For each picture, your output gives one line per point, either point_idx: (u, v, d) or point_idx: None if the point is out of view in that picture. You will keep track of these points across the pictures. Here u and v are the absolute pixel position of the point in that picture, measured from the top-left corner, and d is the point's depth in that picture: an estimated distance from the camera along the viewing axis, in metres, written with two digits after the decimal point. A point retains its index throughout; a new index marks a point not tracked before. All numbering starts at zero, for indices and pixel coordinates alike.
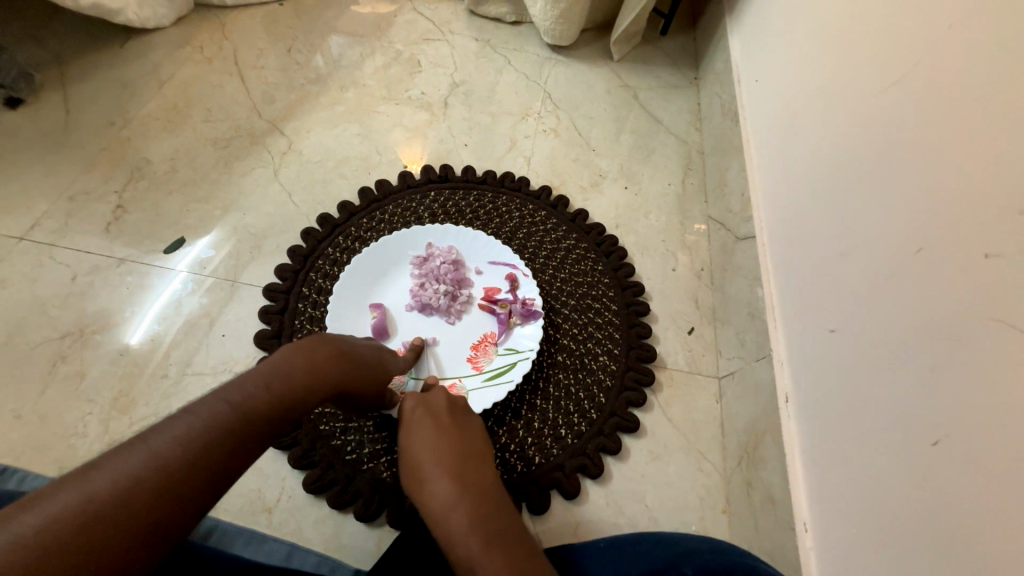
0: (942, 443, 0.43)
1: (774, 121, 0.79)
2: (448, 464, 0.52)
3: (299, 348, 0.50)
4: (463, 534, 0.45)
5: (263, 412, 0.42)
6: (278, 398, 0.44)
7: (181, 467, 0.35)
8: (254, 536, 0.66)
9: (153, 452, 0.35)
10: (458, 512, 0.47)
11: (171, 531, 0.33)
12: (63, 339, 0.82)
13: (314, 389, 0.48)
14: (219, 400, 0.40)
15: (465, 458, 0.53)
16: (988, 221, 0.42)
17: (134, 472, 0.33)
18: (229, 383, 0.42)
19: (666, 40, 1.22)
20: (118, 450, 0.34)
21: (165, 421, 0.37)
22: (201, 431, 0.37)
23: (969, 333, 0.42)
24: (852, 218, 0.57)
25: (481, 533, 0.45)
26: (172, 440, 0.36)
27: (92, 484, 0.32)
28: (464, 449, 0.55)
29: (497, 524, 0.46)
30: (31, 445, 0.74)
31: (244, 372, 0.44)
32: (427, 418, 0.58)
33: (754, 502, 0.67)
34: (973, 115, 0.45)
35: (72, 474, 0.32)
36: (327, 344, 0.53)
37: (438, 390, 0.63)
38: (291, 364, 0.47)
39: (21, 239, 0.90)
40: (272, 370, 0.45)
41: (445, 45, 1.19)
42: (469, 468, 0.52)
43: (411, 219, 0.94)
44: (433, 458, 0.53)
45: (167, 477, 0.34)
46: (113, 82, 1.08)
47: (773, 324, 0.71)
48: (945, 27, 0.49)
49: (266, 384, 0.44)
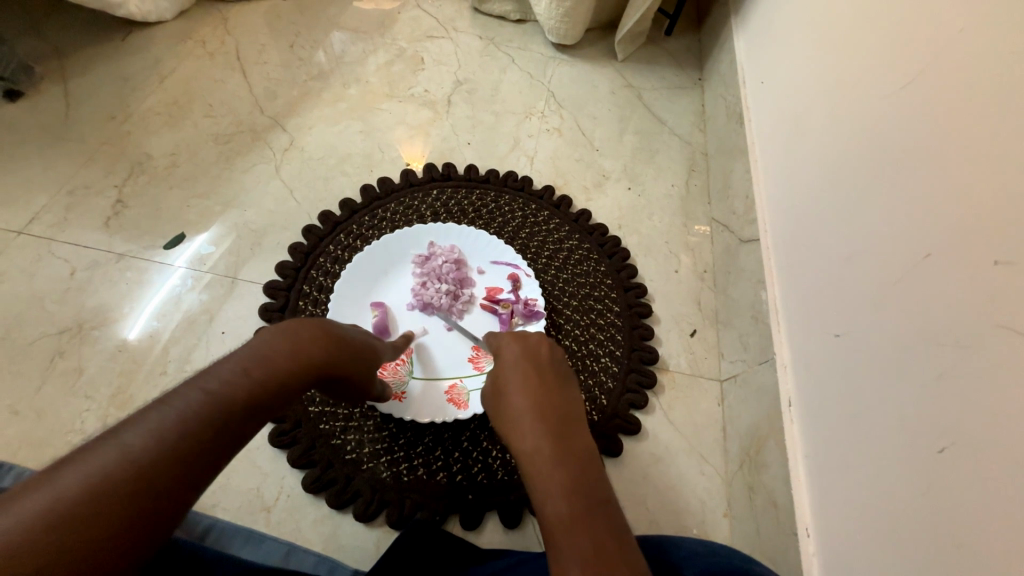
0: (948, 451, 0.42)
1: (780, 124, 0.79)
2: (547, 419, 0.48)
3: (280, 330, 0.47)
4: (555, 493, 0.42)
5: (242, 399, 0.40)
6: (259, 383, 0.42)
7: (156, 460, 0.33)
8: (251, 537, 0.66)
9: (125, 448, 0.33)
10: (551, 467, 0.44)
11: (153, 527, 0.32)
12: (61, 334, 0.82)
13: (299, 373, 0.46)
14: (197, 390, 0.38)
15: (566, 416, 0.49)
16: (1000, 227, 0.42)
17: (105, 468, 0.32)
18: (208, 371, 0.40)
19: (671, 40, 1.22)
20: (90, 446, 0.33)
21: (140, 414, 0.35)
22: (175, 423, 0.35)
23: (975, 341, 0.42)
24: (858, 222, 0.57)
25: (575, 496, 0.41)
26: (145, 434, 0.34)
27: (62, 482, 0.31)
28: (565, 406, 0.51)
29: (594, 490, 0.42)
30: (28, 441, 0.73)
31: (223, 360, 0.42)
32: (530, 369, 0.55)
33: (756, 507, 0.67)
34: (985, 120, 0.44)
35: (44, 471, 0.31)
36: (309, 326, 0.50)
37: (539, 340, 0.61)
38: (274, 348, 0.45)
39: (20, 233, 0.89)
40: (253, 356, 0.43)
41: (449, 43, 1.18)
42: (571, 427, 0.48)
43: (413, 217, 0.93)
44: (531, 411, 0.50)
45: (142, 472, 0.33)
46: (114, 75, 1.07)
47: (777, 328, 0.70)
48: (958, 29, 0.48)
49: (245, 372, 0.41)
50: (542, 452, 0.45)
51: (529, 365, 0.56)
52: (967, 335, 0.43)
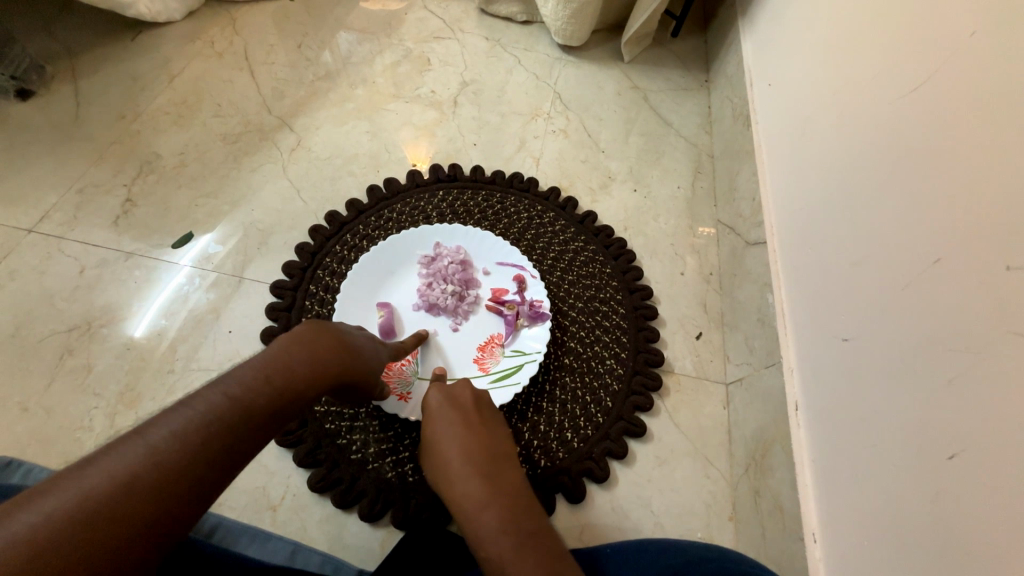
0: (958, 457, 0.42)
1: (788, 125, 0.78)
2: (478, 463, 0.53)
3: (298, 337, 0.49)
4: (491, 532, 0.46)
5: (263, 405, 0.41)
6: (279, 390, 0.43)
7: (180, 461, 0.34)
8: (258, 535, 0.66)
9: (151, 447, 0.34)
10: (485, 507, 0.48)
11: (173, 528, 0.33)
12: (71, 331, 0.82)
13: (314, 380, 0.47)
14: (217, 393, 0.39)
15: (493, 456, 0.54)
16: (1011, 233, 0.41)
17: (131, 467, 0.32)
18: (229, 375, 0.41)
19: (677, 42, 1.22)
20: (115, 444, 0.34)
21: (163, 414, 0.36)
22: (199, 425, 0.36)
23: (987, 346, 0.42)
24: (866, 227, 0.57)
25: (511, 534, 0.45)
26: (170, 434, 0.35)
27: (88, 480, 0.31)
28: (496, 452, 0.55)
29: (527, 526, 0.46)
30: (37, 438, 0.74)
31: (244, 364, 0.43)
32: (456, 414, 0.59)
33: (762, 511, 0.67)
34: (996, 125, 0.44)
35: (67, 469, 0.32)
36: (326, 333, 0.52)
37: (463, 388, 0.63)
38: (293, 356, 0.46)
39: (30, 231, 0.90)
40: (272, 362, 0.44)
41: (456, 43, 1.19)
42: (501, 468, 0.53)
43: (419, 217, 0.93)
44: (460, 457, 0.53)
45: (167, 472, 0.33)
46: (124, 75, 1.08)
47: (784, 332, 0.70)
48: (970, 32, 0.48)
49: (266, 377, 0.43)
50: (474, 496, 0.49)
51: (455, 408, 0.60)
52: (978, 342, 0.43)
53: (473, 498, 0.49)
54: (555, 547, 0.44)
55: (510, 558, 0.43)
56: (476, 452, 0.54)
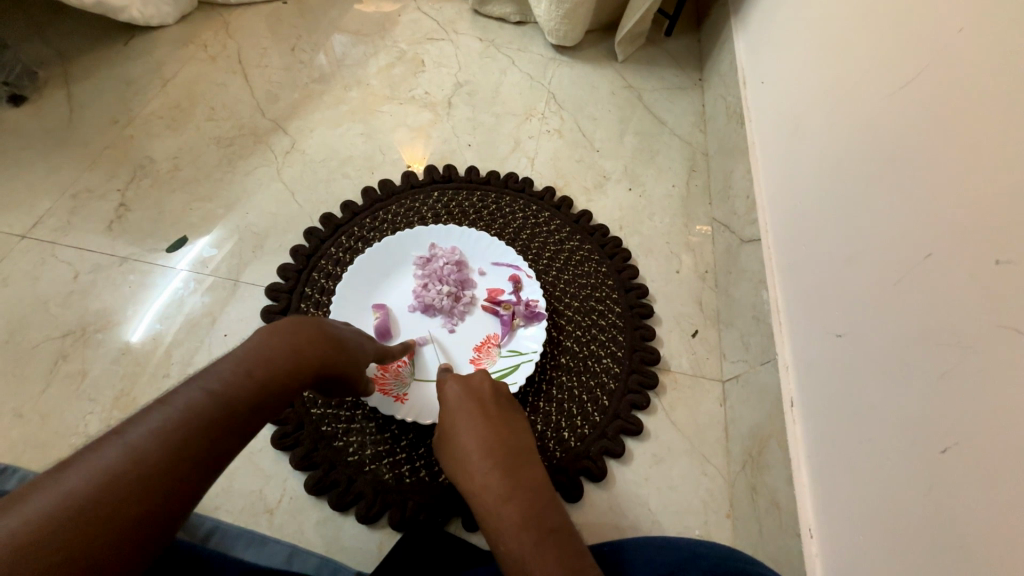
0: (950, 451, 0.42)
1: (781, 123, 0.78)
2: (497, 457, 0.54)
3: (279, 329, 0.49)
4: (513, 529, 0.47)
5: (243, 399, 0.41)
6: (259, 383, 0.43)
7: (161, 458, 0.34)
8: (255, 538, 0.66)
9: (131, 446, 0.34)
10: (502, 504, 0.50)
11: (162, 525, 0.33)
12: (65, 337, 0.82)
13: (296, 372, 0.47)
14: (197, 389, 0.39)
15: (511, 450, 0.55)
16: (1001, 227, 0.41)
17: (112, 467, 0.32)
18: (208, 371, 0.41)
19: (671, 41, 1.22)
20: (94, 446, 0.33)
21: (142, 414, 0.36)
22: (180, 423, 0.36)
23: (979, 340, 0.42)
24: (859, 223, 0.57)
25: (533, 532, 0.46)
26: (149, 433, 0.35)
27: (69, 483, 0.31)
28: (513, 445, 0.56)
29: (548, 523, 0.48)
30: (32, 444, 0.74)
31: (222, 360, 0.43)
32: (472, 404, 0.59)
33: (759, 507, 0.67)
34: (987, 119, 0.44)
35: (46, 474, 0.31)
36: (306, 324, 0.52)
37: (480, 375, 0.63)
38: (274, 350, 0.46)
39: (23, 237, 0.90)
40: (254, 357, 0.44)
41: (450, 45, 1.19)
42: (519, 462, 0.54)
43: (414, 219, 0.93)
44: (478, 450, 0.54)
45: (149, 470, 0.33)
46: (116, 80, 1.08)
47: (779, 328, 0.70)
48: (958, 27, 0.48)
49: (246, 373, 0.43)
50: (494, 491, 0.51)
51: (471, 399, 0.60)
52: (969, 336, 0.43)
53: (494, 493, 0.51)
54: (576, 547, 0.46)
55: (532, 555, 0.44)
56: (495, 444, 0.55)
